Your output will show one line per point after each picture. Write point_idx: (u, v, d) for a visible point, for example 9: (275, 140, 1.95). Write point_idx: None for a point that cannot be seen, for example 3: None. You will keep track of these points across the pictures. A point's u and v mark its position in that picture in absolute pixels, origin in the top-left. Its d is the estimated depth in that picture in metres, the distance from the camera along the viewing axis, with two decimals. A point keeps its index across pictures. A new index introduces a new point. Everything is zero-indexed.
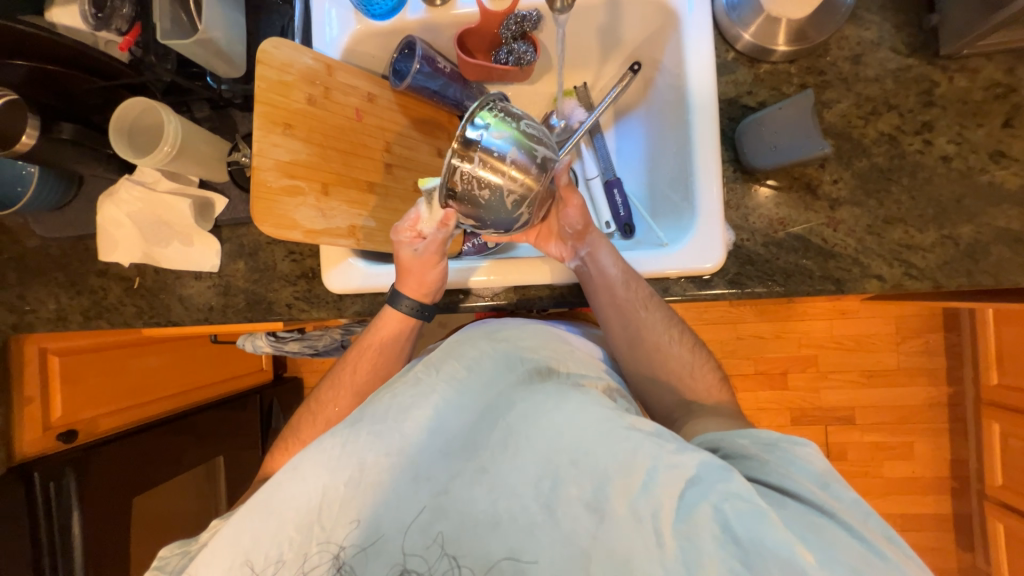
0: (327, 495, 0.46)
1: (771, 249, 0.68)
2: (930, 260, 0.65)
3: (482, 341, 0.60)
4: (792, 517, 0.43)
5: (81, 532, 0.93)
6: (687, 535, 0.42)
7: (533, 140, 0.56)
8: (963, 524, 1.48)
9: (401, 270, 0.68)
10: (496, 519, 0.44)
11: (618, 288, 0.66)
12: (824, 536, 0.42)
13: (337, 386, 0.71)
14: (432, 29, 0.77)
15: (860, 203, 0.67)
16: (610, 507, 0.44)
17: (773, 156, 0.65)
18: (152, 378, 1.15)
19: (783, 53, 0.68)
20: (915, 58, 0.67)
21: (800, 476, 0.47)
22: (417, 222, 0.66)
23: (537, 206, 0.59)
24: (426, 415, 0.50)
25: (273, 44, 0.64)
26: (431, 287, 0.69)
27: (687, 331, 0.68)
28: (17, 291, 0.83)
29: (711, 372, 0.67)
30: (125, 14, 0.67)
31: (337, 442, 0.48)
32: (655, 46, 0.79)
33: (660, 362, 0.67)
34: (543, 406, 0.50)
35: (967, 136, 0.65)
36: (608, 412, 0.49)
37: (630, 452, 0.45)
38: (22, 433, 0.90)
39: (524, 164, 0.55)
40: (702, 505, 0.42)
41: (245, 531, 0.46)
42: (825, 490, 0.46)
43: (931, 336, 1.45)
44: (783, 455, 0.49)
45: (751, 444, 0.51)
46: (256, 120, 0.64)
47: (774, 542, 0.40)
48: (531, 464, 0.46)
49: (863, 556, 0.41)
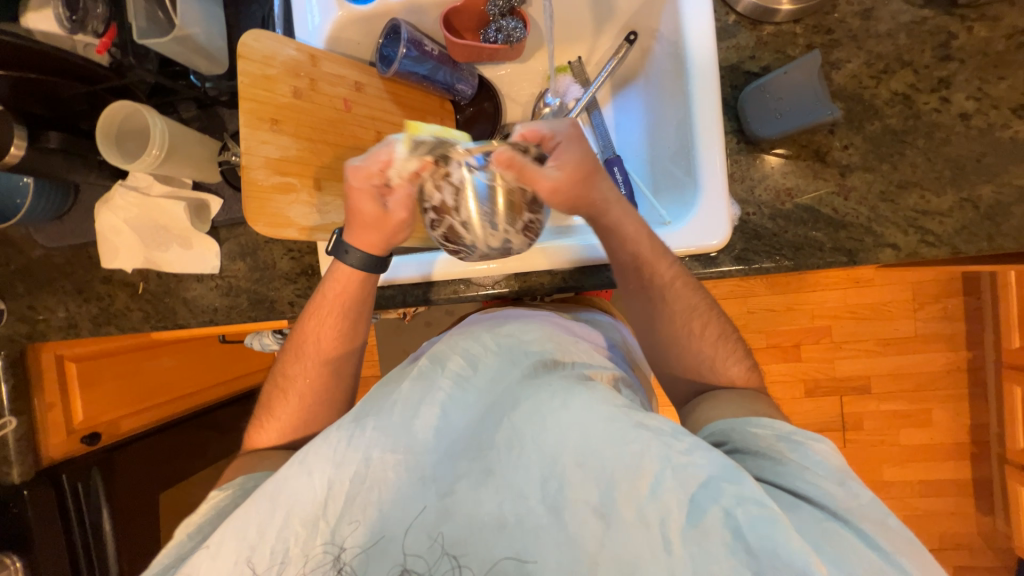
0: (332, 489, 0.47)
1: (778, 222, 0.66)
2: (948, 225, 0.62)
3: (484, 334, 0.60)
4: (805, 524, 0.43)
5: (111, 529, 0.97)
6: (697, 542, 0.41)
7: (512, 196, 0.55)
8: (984, 488, 1.46)
9: (358, 221, 0.64)
10: (503, 521, 0.44)
11: (630, 276, 0.64)
12: (838, 545, 0.41)
13: (303, 358, 0.67)
14: (417, 10, 0.74)
15: (872, 168, 0.64)
16: (617, 512, 0.43)
17: (779, 124, 0.62)
18: (167, 379, 1.17)
19: (787, 12, 0.64)
20: (931, 9, 0.63)
21: (817, 474, 0.47)
22: (384, 165, 0.60)
23: (481, 237, 0.56)
24: (432, 411, 0.51)
25: (253, 35, 0.62)
26: (387, 242, 0.65)
27: (702, 315, 0.64)
28: (28, 301, 0.84)
29: (727, 351, 0.63)
30: (101, 14, 0.64)
31: (343, 437, 0.49)
32: (651, 12, 0.75)
33: (674, 346, 0.64)
34: (549, 404, 0.49)
35: (988, 91, 0.61)
36: (616, 411, 0.47)
37: (638, 453, 0.44)
38: (49, 438, 0.92)
39: (483, 213, 0.54)
40: (712, 509, 0.42)
41: (252, 524, 0.47)
42: (843, 488, 0.46)
43: (949, 301, 1.41)
44: (800, 451, 0.49)
45: (765, 434, 0.51)
46: (242, 118, 0.62)
47: (786, 551, 0.39)
48: (536, 464, 0.46)
49: (876, 566, 0.40)
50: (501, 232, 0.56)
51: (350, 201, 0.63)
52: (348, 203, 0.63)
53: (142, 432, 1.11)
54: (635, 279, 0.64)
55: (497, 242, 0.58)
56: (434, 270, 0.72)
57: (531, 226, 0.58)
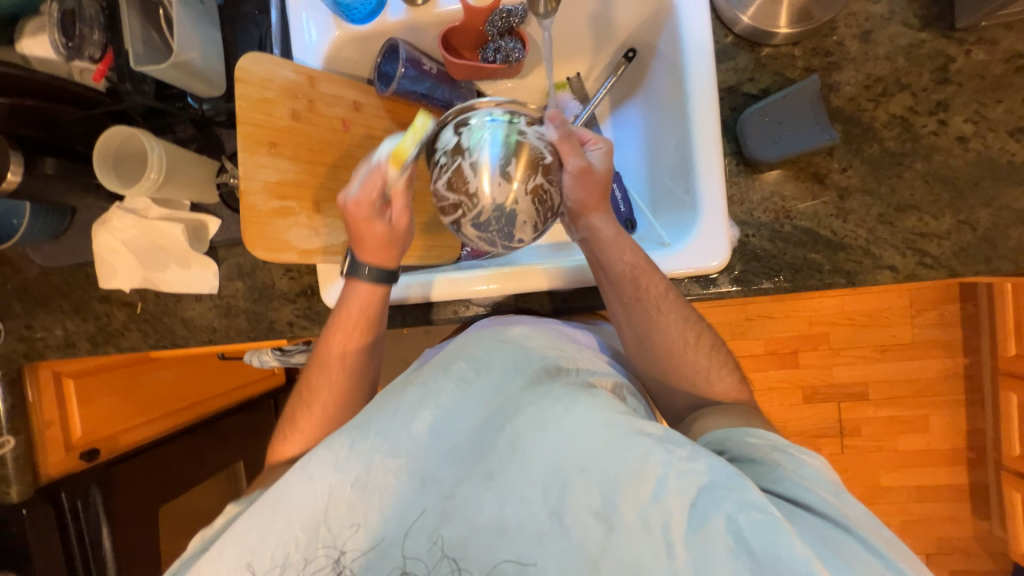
0: (333, 496, 0.46)
1: (777, 245, 0.66)
2: (946, 248, 0.62)
3: (488, 340, 0.59)
4: (807, 530, 0.43)
5: (111, 545, 0.96)
6: (700, 545, 0.41)
7: (532, 155, 0.54)
8: (980, 493, 1.47)
9: (365, 240, 0.63)
10: (503, 526, 0.44)
11: (626, 287, 0.62)
12: (839, 550, 0.42)
13: (327, 369, 0.66)
14: (416, 30, 0.74)
15: (871, 190, 0.64)
16: (619, 516, 0.43)
17: (778, 148, 0.63)
18: (165, 393, 1.16)
19: (786, 35, 0.64)
20: (929, 32, 0.63)
21: (814, 483, 0.47)
22: (378, 186, 0.60)
23: (482, 212, 0.53)
24: (433, 416, 0.49)
25: (251, 59, 0.62)
26: (397, 250, 0.65)
27: (704, 336, 0.63)
28: (26, 320, 0.84)
29: (729, 374, 0.63)
30: (98, 40, 0.62)
31: (346, 443, 0.48)
32: (650, 31, 0.74)
33: (674, 371, 0.63)
34: (552, 410, 0.48)
35: (986, 114, 0.62)
36: (617, 416, 0.47)
37: (641, 458, 0.44)
38: (47, 454, 0.91)
39: (495, 188, 0.52)
40: (715, 515, 0.42)
41: (253, 530, 0.46)
42: (840, 498, 0.46)
43: (946, 308, 1.42)
44: (796, 462, 0.49)
45: (761, 444, 0.52)
46: (240, 142, 0.61)
47: (789, 557, 0.39)
48: (538, 469, 0.45)
49: (875, 568, 0.41)
50: (520, 186, 0.53)
51: (357, 225, 0.62)
52: (354, 225, 0.62)
53: (154, 438, 1.11)
54: (631, 291, 0.62)
55: (498, 226, 0.54)
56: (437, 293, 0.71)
57: (545, 202, 0.55)
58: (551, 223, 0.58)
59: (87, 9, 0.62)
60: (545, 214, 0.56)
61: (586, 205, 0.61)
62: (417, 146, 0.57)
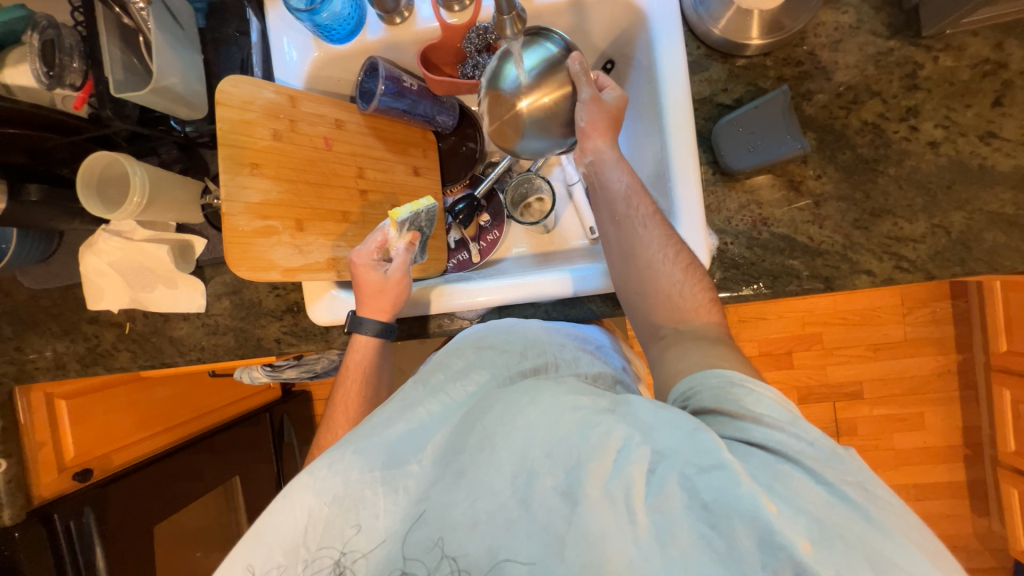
0: (313, 517, 0.46)
1: (755, 251, 0.66)
2: (922, 252, 0.63)
3: (468, 349, 0.59)
4: (756, 466, 0.40)
5: (105, 566, 0.94)
6: (660, 508, 0.39)
7: (550, 79, 0.60)
8: (979, 490, 1.47)
9: (365, 292, 0.69)
10: (475, 518, 0.42)
11: (618, 204, 0.62)
12: (788, 484, 0.39)
13: (334, 426, 0.68)
14: (395, 48, 0.75)
15: (846, 197, 0.65)
16: (584, 491, 0.41)
17: (751, 157, 0.64)
18: (157, 409, 1.18)
19: (758, 46, 0.65)
20: (897, 40, 0.64)
21: (773, 420, 0.42)
22: (379, 243, 0.69)
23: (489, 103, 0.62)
24: (407, 427, 0.50)
25: (231, 82, 0.63)
26: (395, 306, 0.70)
27: (683, 252, 0.59)
28: (16, 342, 0.85)
29: (704, 292, 0.58)
30: (78, 68, 0.65)
31: (324, 463, 0.48)
32: (626, 43, 0.75)
33: (649, 282, 0.59)
34: (517, 404, 0.47)
35: (955, 119, 0.63)
36: (582, 400, 0.46)
37: (604, 435, 0.42)
38: (38, 477, 0.91)
39: (507, 91, 0.60)
40: (670, 477, 0.40)
41: (240, 561, 0.46)
42: (794, 428, 0.42)
43: (937, 305, 1.43)
44: (755, 396, 0.45)
45: (721, 381, 0.47)
46: (222, 164, 0.62)
47: (737, 496, 0.37)
48: (507, 461, 0.44)
49: (826, 503, 0.38)
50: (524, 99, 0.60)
51: (360, 280, 0.69)
52: (357, 278, 0.69)
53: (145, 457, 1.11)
54: (621, 210, 0.62)
55: (494, 118, 0.63)
56: (426, 305, 0.73)
57: (548, 120, 0.62)
58: (551, 138, 0.64)
59: (67, 38, 0.65)
60: (544, 133, 0.63)
61: (593, 126, 0.61)
62: (411, 211, 0.68)
